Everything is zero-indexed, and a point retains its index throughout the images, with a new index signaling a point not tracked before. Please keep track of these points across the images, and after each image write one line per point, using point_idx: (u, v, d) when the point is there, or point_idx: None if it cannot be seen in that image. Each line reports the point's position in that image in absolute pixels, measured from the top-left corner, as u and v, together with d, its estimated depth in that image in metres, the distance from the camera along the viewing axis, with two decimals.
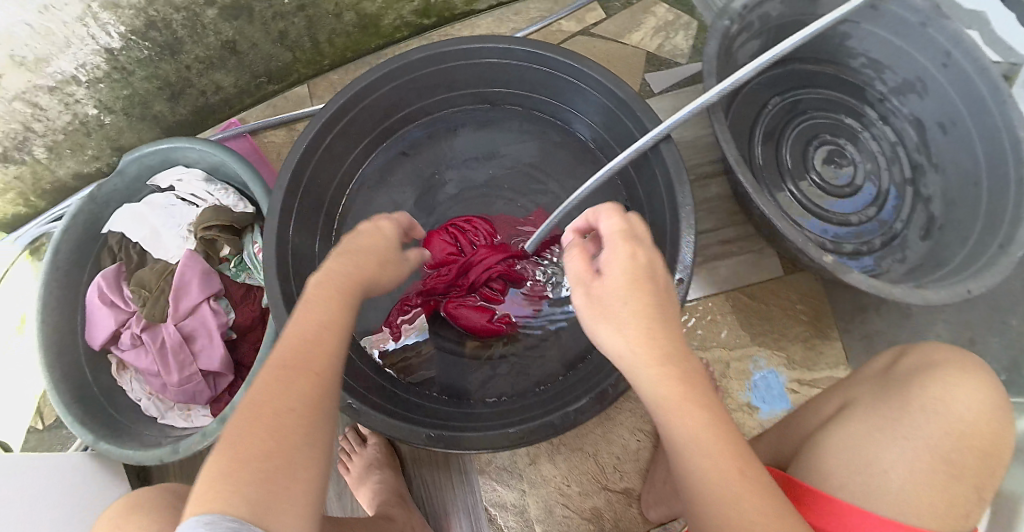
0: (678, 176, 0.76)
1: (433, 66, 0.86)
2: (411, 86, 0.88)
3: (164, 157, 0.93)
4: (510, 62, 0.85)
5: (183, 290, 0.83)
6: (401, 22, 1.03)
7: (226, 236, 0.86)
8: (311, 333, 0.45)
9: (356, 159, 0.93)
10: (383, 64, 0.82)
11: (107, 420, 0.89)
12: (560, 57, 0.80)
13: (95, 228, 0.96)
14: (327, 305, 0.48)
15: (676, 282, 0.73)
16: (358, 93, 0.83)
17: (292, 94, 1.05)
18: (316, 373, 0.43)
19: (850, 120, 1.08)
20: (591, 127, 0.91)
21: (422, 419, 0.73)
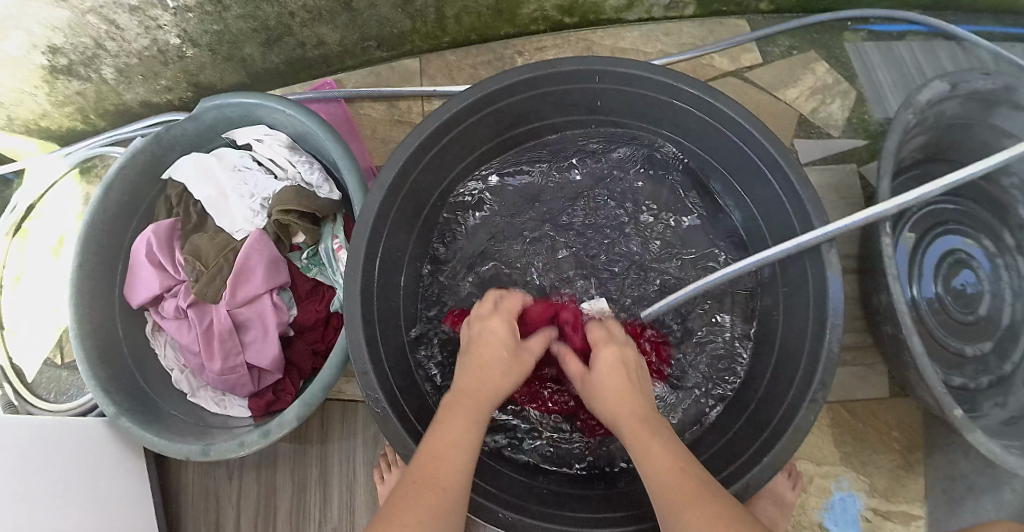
0: (835, 293, 0.66)
1: (579, 84, 0.73)
2: (551, 99, 0.76)
3: (247, 110, 0.82)
4: (669, 99, 0.73)
5: (246, 276, 0.74)
6: (540, 14, 0.88)
7: (304, 226, 0.76)
8: (441, 438, 0.53)
9: (468, 168, 0.80)
10: (528, 67, 0.70)
11: (129, 389, 0.81)
12: (737, 116, 0.68)
13: (156, 170, 0.88)
14: (462, 394, 0.57)
15: (806, 409, 0.64)
16: (493, 94, 0.70)
17: (401, 67, 0.92)
18: (436, 493, 0.49)
19: (983, 240, 0.94)
20: (739, 196, 0.78)
21: (499, 490, 0.65)
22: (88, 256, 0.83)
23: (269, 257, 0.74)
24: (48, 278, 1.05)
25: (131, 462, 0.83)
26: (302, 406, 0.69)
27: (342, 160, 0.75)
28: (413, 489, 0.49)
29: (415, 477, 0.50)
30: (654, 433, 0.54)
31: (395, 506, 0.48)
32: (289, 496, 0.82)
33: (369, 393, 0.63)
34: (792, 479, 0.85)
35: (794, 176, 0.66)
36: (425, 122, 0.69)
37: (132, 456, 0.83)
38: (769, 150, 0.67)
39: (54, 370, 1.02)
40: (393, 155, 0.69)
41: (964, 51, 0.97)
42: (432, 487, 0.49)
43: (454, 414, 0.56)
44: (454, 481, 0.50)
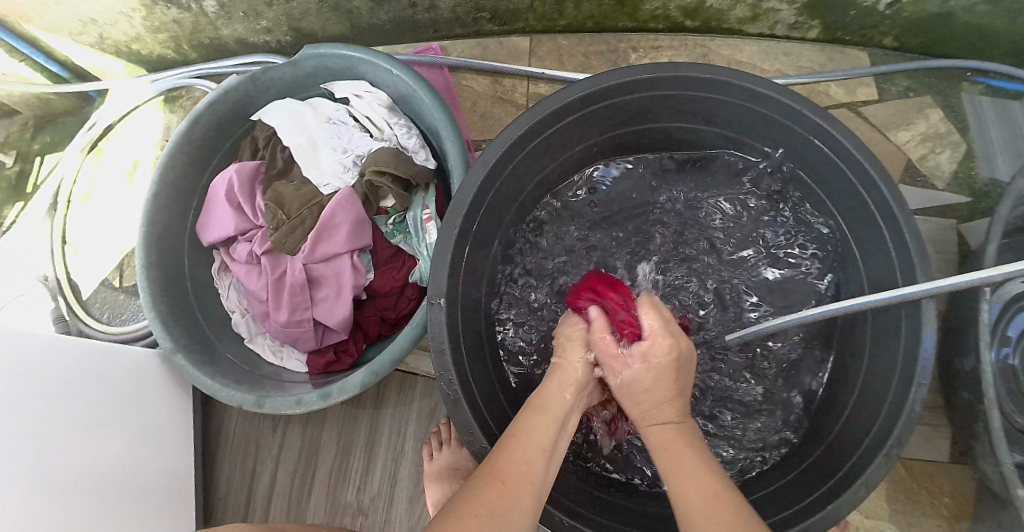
0: (926, 353, 0.62)
1: (701, 93, 0.70)
2: (668, 103, 0.73)
3: (351, 64, 0.79)
4: (792, 124, 0.69)
5: (330, 230, 0.71)
6: (661, 14, 0.87)
7: (395, 191, 0.72)
8: (518, 430, 0.50)
9: (570, 158, 0.78)
10: (655, 67, 0.67)
11: (187, 327, 0.80)
12: (861, 155, 0.64)
13: (244, 111, 0.87)
14: (553, 395, 0.54)
15: (881, 468, 0.61)
16: (613, 88, 0.68)
17: (510, 43, 0.90)
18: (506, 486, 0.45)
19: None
20: (842, 233, 0.75)
21: (558, 495, 0.63)
22: (166, 186, 0.82)
23: (354, 216, 0.71)
24: (118, 200, 1.06)
25: (177, 397, 0.83)
26: (366, 374, 0.66)
27: (447, 133, 0.72)
28: (488, 490, 0.45)
29: (493, 470, 0.47)
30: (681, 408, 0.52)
31: (469, 503, 0.44)
32: (329, 458, 0.81)
33: (442, 372, 0.62)
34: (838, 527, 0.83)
35: (906, 226, 0.63)
36: (535, 104, 0.66)
37: (178, 391, 0.83)
38: (888, 196, 0.64)
39: (111, 291, 1.02)
40: (500, 133, 0.67)
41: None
42: (505, 485, 0.45)
43: (540, 409, 0.52)
44: (530, 477, 0.46)
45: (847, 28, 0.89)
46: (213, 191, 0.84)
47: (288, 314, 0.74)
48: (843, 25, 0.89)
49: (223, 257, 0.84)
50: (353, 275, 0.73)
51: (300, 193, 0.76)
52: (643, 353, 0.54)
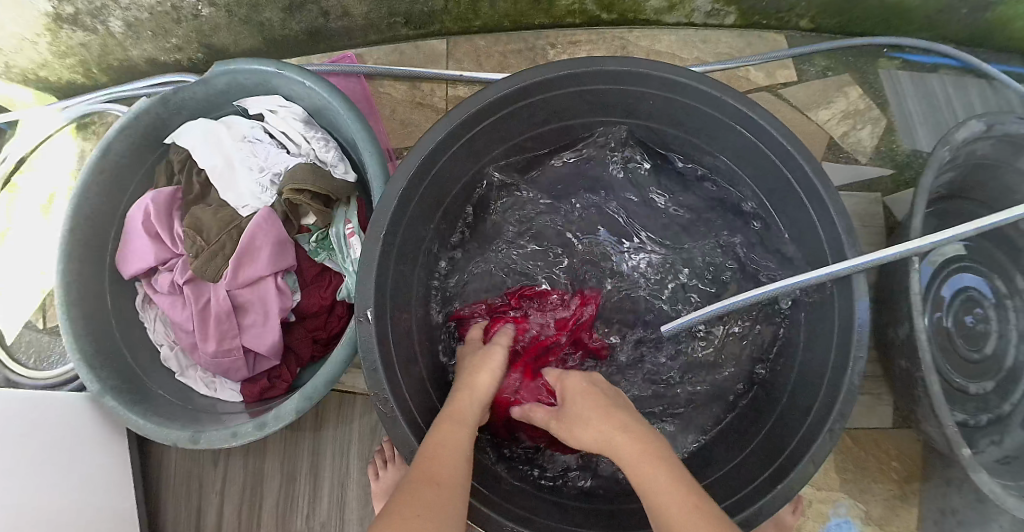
0: (860, 325, 0.64)
1: (621, 85, 0.70)
2: (589, 97, 0.73)
3: (263, 79, 0.76)
4: (713, 111, 0.70)
5: (251, 253, 0.69)
6: (579, 8, 0.87)
7: (316, 208, 0.69)
8: (438, 440, 0.53)
9: (497, 158, 0.78)
10: (571, 63, 0.66)
11: (114, 365, 0.76)
12: (779, 136, 0.65)
13: (158, 135, 0.83)
14: (462, 409, 0.58)
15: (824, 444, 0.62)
16: (531, 87, 0.67)
17: (427, 47, 0.88)
18: (435, 485, 0.48)
19: (995, 279, 0.85)
20: (769, 214, 0.77)
21: (504, 502, 0.62)
22: (79, 218, 0.78)
23: (275, 237, 0.69)
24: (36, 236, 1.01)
25: (111, 440, 0.79)
26: (300, 399, 0.65)
27: (364, 143, 0.70)
28: (418, 489, 0.47)
29: (419, 473, 0.49)
30: (652, 456, 0.51)
31: (400, 504, 0.45)
32: (276, 486, 0.78)
33: (375, 390, 0.60)
34: (793, 503, 0.85)
35: (829, 204, 0.64)
36: (452, 110, 0.65)
37: (112, 433, 0.79)
38: (808, 174, 0.65)
39: (36, 333, 0.97)
40: (419, 140, 0.65)
41: (993, 91, 0.92)
42: (440, 485, 0.48)
43: (458, 419, 0.56)
44: (456, 472, 0.50)
45: (763, 12, 0.91)
46: (129, 221, 0.80)
47: (215, 343, 0.71)
48: (759, 9, 0.90)
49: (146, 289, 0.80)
50: (280, 298, 0.70)
51: (219, 217, 0.73)
52: (578, 386, 0.62)
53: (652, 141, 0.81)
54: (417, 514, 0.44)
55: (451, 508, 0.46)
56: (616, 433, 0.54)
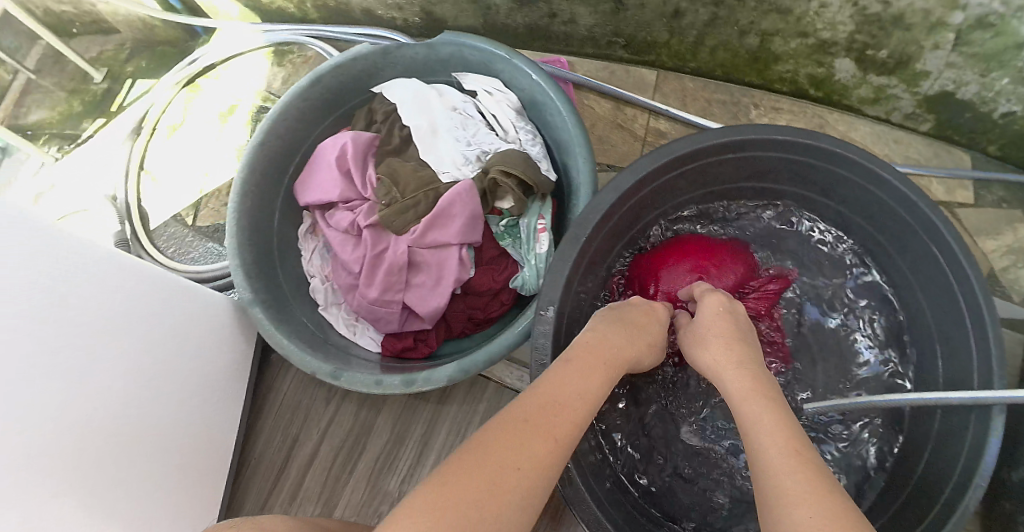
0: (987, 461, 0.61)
1: (829, 166, 0.72)
2: (793, 167, 0.75)
3: (488, 61, 0.79)
4: (904, 215, 0.70)
5: (445, 219, 0.70)
6: (788, 76, 0.93)
7: (517, 195, 0.70)
8: (552, 393, 0.48)
9: (685, 202, 0.79)
10: (799, 131, 0.68)
11: (267, 282, 0.78)
12: (964, 262, 0.64)
13: (366, 83, 0.85)
14: (612, 343, 0.56)
15: None
16: (750, 143, 0.69)
17: (637, 72, 0.94)
18: (545, 442, 0.44)
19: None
20: (924, 333, 0.75)
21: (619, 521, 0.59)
22: (271, 136, 0.81)
23: (471, 210, 0.70)
24: (200, 138, 1.06)
25: (234, 351, 0.81)
26: (455, 367, 0.65)
27: (577, 148, 0.72)
28: (514, 435, 0.43)
29: (485, 441, 0.42)
30: (761, 396, 0.51)
31: (480, 453, 0.41)
32: (381, 444, 0.79)
33: (540, 386, 0.61)
34: None
35: (993, 332, 0.62)
36: (674, 142, 0.67)
37: (237, 344, 0.81)
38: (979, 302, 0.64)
39: (181, 227, 1.01)
40: (633, 164, 0.67)
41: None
42: (543, 432, 0.44)
43: (592, 360, 0.53)
44: (566, 432, 0.46)
45: (959, 129, 0.91)
46: (320, 152, 0.82)
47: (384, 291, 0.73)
48: (955, 125, 0.90)
49: (318, 221, 0.82)
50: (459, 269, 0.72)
51: (419, 175, 0.75)
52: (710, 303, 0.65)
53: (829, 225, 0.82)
54: (495, 488, 0.39)
55: (536, 466, 0.42)
56: (737, 354, 0.58)
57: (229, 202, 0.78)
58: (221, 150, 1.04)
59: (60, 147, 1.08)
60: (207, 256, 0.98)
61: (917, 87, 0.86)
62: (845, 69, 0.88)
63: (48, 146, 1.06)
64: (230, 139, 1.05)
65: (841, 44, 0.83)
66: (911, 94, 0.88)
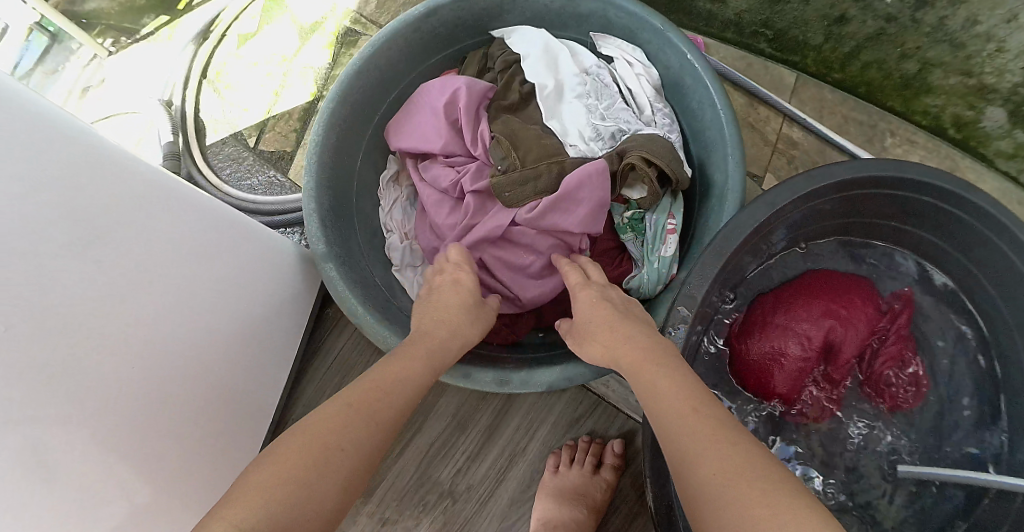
0: None
1: (989, 233, 0.59)
2: (949, 224, 0.62)
3: (635, 28, 0.69)
4: None
5: (574, 201, 0.63)
6: (932, 112, 0.84)
7: (654, 188, 0.62)
8: (386, 371, 0.45)
9: (824, 230, 0.69)
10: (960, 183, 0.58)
11: (344, 228, 0.69)
12: None
13: (483, 23, 0.76)
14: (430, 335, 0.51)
15: None
16: (909, 179, 0.59)
17: (773, 74, 0.90)
18: (349, 404, 0.41)
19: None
20: None
21: None
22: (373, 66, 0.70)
23: (600, 197, 0.63)
24: (277, 52, 0.95)
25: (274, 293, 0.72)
26: (557, 374, 0.57)
27: (729, 148, 0.63)
28: (349, 405, 0.41)
29: (345, 400, 0.41)
30: None
31: (323, 411, 0.40)
32: (439, 426, 0.72)
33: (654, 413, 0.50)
34: None
35: None
36: (819, 170, 0.57)
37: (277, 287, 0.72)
38: None
39: (242, 148, 0.92)
40: (771, 189, 0.56)
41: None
42: (372, 406, 0.41)
43: (428, 348, 0.50)
44: (401, 407, 0.43)
45: None
46: (422, 93, 0.72)
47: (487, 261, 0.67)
48: None
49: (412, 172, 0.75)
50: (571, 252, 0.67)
51: (543, 142, 0.67)
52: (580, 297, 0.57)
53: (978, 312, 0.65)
54: (333, 447, 0.37)
55: (369, 437, 0.40)
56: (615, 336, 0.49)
57: (312, 132, 0.67)
58: (296, 72, 0.94)
59: (115, 42, 0.98)
60: (270, 187, 0.90)
61: None
62: (996, 118, 0.79)
63: (103, 38, 0.97)
64: (308, 59, 0.94)
65: (1002, 92, 0.75)
66: None
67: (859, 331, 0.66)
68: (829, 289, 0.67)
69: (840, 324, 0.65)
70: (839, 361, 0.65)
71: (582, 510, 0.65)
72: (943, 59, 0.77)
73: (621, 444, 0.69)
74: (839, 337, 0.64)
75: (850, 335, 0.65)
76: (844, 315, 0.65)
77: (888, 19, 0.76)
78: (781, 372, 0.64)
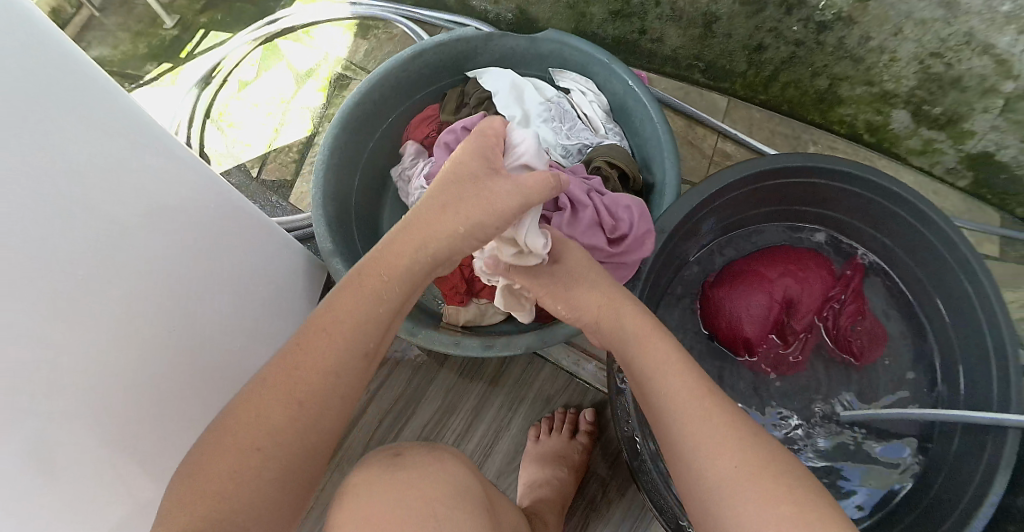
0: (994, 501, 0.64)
1: (892, 205, 0.75)
2: (856, 201, 0.78)
3: (586, 63, 0.83)
4: (947, 257, 0.73)
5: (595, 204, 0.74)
6: (848, 119, 0.99)
7: (614, 185, 0.76)
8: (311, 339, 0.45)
9: (755, 216, 0.85)
10: (860, 165, 0.73)
11: (345, 237, 0.80)
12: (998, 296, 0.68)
13: (462, 62, 0.88)
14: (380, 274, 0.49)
15: None
16: (818, 167, 0.73)
17: (711, 98, 1.05)
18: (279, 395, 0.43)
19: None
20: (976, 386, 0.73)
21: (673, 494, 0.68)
22: (365, 101, 0.82)
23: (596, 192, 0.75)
24: (276, 93, 1.07)
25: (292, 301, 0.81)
26: (534, 339, 0.68)
27: (666, 155, 0.76)
28: (265, 388, 0.43)
29: (261, 387, 0.43)
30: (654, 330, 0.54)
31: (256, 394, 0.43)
32: (433, 409, 0.82)
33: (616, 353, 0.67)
34: None
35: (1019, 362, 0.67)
36: (746, 162, 0.71)
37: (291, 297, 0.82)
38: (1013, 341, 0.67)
39: (249, 179, 1.03)
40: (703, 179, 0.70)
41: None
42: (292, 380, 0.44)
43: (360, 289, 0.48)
44: (328, 362, 0.45)
45: (994, 189, 0.95)
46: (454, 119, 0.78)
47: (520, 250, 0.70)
48: (993, 185, 0.94)
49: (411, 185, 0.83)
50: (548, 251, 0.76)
51: None
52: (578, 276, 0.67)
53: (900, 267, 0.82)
54: (271, 436, 0.42)
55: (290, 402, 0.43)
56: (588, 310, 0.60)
57: (317, 154, 0.79)
58: (295, 110, 1.06)
59: None
60: (275, 211, 1.00)
61: (963, 144, 0.91)
62: (902, 121, 0.93)
63: None
64: (305, 100, 1.06)
65: (901, 96, 0.89)
66: (956, 150, 0.92)
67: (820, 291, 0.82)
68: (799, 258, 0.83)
69: (807, 284, 0.81)
70: (800, 314, 0.80)
71: (564, 470, 0.76)
72: (849, 73, 0.90)
73: (593, 413, 0.80)
74: (797, 295, 0.80)
75: (814, 294, 0.81)
76: (808, 276, 0.82)
77: (797, 44, 0.88)
78: (747, 319, 0.78)
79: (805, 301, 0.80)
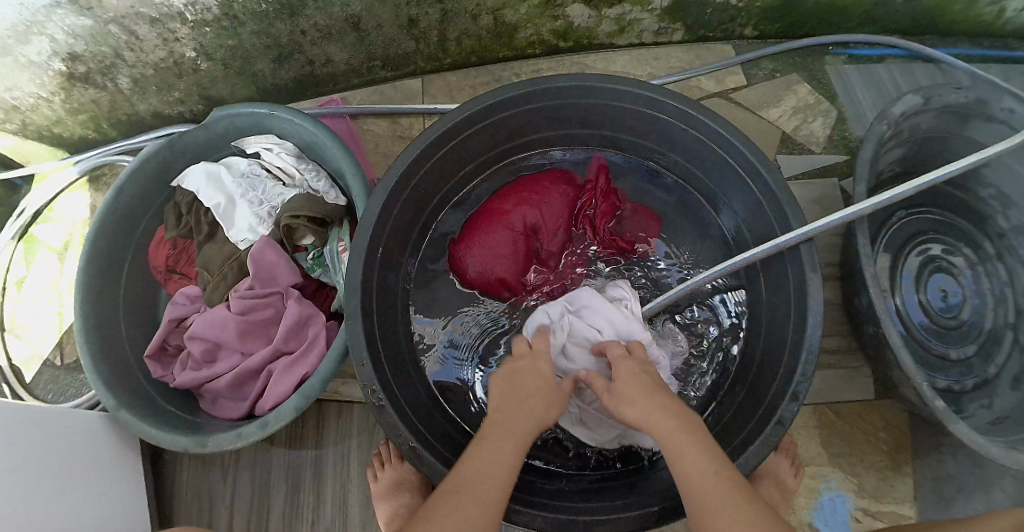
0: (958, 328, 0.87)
1: (576, 98, 0.76)
2: (545, 113, 0.79)
3: (257, 121, 0.84)
4: (653, 115, 0.77)
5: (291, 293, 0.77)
6: (536, 38, 0.94)
7: (312, 229, 0.77)
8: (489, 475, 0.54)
9: (465, 175, 0.84)
10: (523, 83, 0.73)
11: (131, 386, 0.79)
12: (715, 125, 0.71)
13: (162, 177, 0.89)
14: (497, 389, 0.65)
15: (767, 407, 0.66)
16: (491, 105, 0.73)
17: (405, 84, 1.00)
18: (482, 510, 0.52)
19: (963, 249, 0.89)
20: (749, 200, 0.76)
21: None
22: (94, 257, 0.82)
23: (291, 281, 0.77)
24: (47, 280, 1.06)
25: (113, 469, 0.81)
26: (301, 398, 0.68)
27: (349, 170, 0.77)
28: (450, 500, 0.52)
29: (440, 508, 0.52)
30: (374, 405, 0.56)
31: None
32: (283, 492, 0.85)
33: (358, 361, 0.64)
34: (795, 466, 0.81)
35: (763, 169, 0.70)
36: (418, 137, 0.70)
37: (112, 464, 0.81)
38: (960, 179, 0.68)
39: (55, 370, 1.02)
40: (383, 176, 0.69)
41: (941, 72, 0.93)
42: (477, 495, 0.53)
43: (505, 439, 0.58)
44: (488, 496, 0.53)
45: (705, 26, 0.93)
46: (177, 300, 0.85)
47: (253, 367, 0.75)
48: (703, 24, 0.92)
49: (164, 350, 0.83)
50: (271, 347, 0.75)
51: (228, 250, 0.81)
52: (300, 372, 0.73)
53: (622, 141, 0.85)
54: None
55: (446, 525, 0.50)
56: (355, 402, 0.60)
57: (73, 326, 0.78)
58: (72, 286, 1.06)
59: None
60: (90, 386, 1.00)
61: (650, 4, 0.87)
62: (580, 12, 0.88)
63: None
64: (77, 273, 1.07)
65: None
66: (649, 12, 0.89)
67: (560, 200, 0.85)
68: (533, 182, 0.85)
69: (539, 201, 0.83)
70: (548, 235, 0.83)
71: (407, 493, 0.77)
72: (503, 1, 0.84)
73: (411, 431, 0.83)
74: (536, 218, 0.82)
75: (556, 208, 0.84)
76: (545, 193, 0.84)
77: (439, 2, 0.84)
78: (495, 261, 0.81)
79: (547, 220, 0.83)
